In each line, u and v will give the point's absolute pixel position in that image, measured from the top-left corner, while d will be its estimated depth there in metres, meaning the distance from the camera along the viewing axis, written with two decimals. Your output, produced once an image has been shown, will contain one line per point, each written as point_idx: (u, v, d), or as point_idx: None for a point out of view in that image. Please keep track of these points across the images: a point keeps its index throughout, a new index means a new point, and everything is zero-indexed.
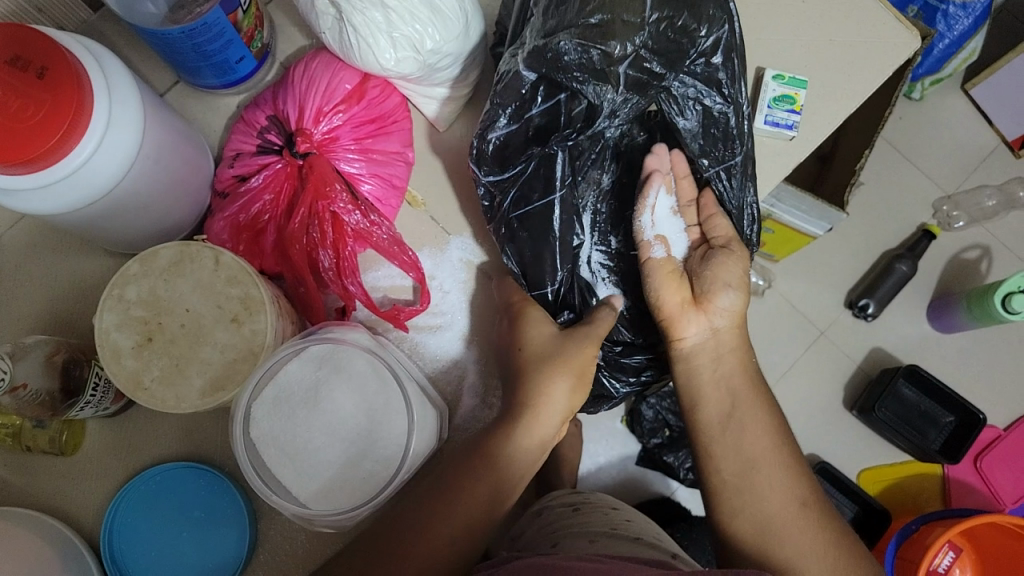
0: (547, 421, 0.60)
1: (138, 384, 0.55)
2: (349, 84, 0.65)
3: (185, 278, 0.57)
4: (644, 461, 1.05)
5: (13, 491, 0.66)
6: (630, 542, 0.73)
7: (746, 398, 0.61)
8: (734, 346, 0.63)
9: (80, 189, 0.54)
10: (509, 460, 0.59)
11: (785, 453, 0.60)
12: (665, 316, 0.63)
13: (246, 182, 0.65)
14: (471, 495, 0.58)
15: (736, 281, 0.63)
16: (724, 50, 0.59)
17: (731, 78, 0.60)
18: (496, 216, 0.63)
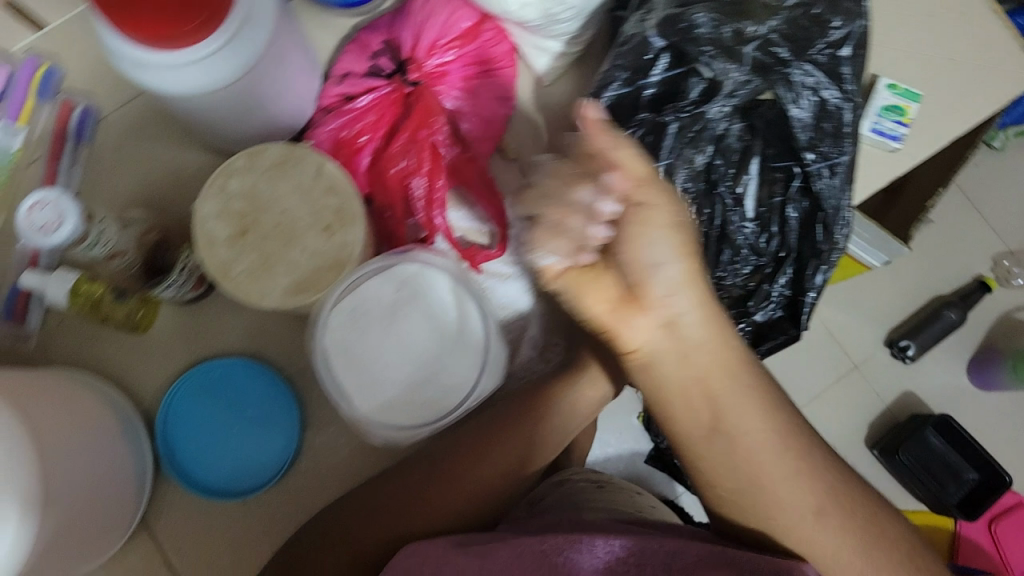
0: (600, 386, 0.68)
1: (226, 273, 0.57)
2: (467, 23, 0.66)
3: (286, 180, 0.58)
4: (653, 460, 1.08)
5: (81, 358, 0.69)
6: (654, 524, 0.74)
7: (727, 399, 0.56)
8: (701, 339, 0.55)
9: (205, 79, 0.55)
10: (559, 419, 0.66)
11: (810, 457, 0.58)
12: (604, 329, 0.55)
13: (351, 101, 0.66)
14: (528, 436, 0.64)
15: (673, 252, 0.52)
16: (855, 44, 0.61)
17: (852, 75, 0.62)
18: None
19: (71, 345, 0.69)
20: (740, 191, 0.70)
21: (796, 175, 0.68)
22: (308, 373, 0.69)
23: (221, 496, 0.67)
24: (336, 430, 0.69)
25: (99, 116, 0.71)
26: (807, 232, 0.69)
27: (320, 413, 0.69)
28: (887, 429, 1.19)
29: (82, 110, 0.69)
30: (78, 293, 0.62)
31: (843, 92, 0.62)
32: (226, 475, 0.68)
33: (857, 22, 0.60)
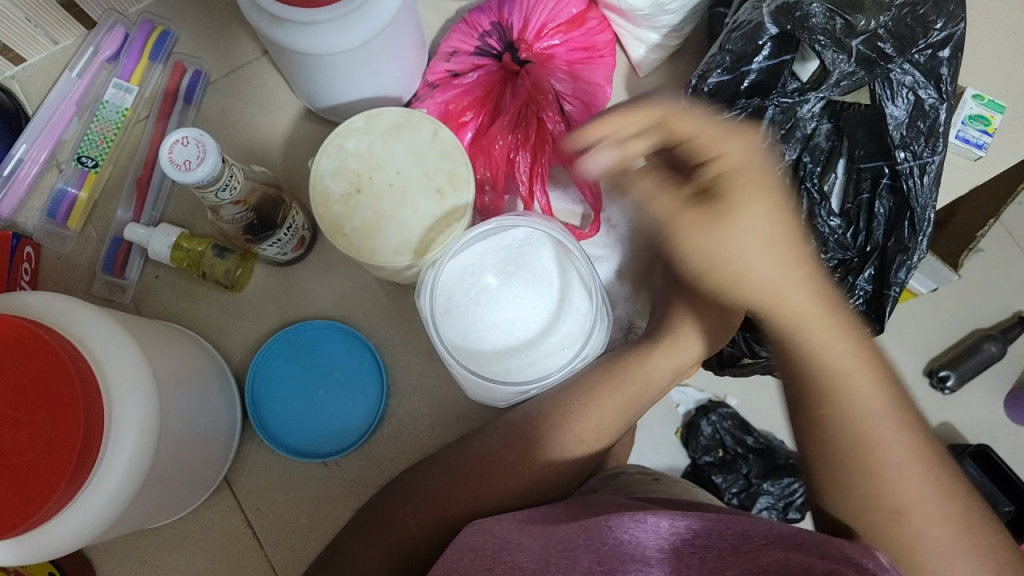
0: (686, 350, 0.62)
1: (340, 229, 0.59)
2: (575, 10, 0.69)
3: (401, 142, 0.60)
4: None
5: (174, 312, 0.70)
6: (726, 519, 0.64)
7: (744, 254, 0.50)
8: (816, 334, 0.50)
9: (332, 40, 0.57)
10: (647, 376, 0.60)
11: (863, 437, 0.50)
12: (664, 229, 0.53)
13: (459, 78, 0.69)
14: (627, 399, 0.59)
15: (757, 240, 0.50)
16: (953, 47, 0.62)
17: (949, 75, 0.62)
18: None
19: (164, 300, 0.70)
20: (827, 188, 0.69)
21: (884, 175, 0.67)
22: (394, 341, 0.70)
23: (304, 455, 0.67)
24: (419, 400, 0.69)
25: (207, 80, 0.73)
26: (889, 231, 0.67)
27: (404, 382, 0.70)
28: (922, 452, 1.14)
29: (192, 75, 0.72)
30: (180, 248, 0.66)
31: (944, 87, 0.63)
32: (310, 437, 0.68)
33: (958, 23, 0.61)
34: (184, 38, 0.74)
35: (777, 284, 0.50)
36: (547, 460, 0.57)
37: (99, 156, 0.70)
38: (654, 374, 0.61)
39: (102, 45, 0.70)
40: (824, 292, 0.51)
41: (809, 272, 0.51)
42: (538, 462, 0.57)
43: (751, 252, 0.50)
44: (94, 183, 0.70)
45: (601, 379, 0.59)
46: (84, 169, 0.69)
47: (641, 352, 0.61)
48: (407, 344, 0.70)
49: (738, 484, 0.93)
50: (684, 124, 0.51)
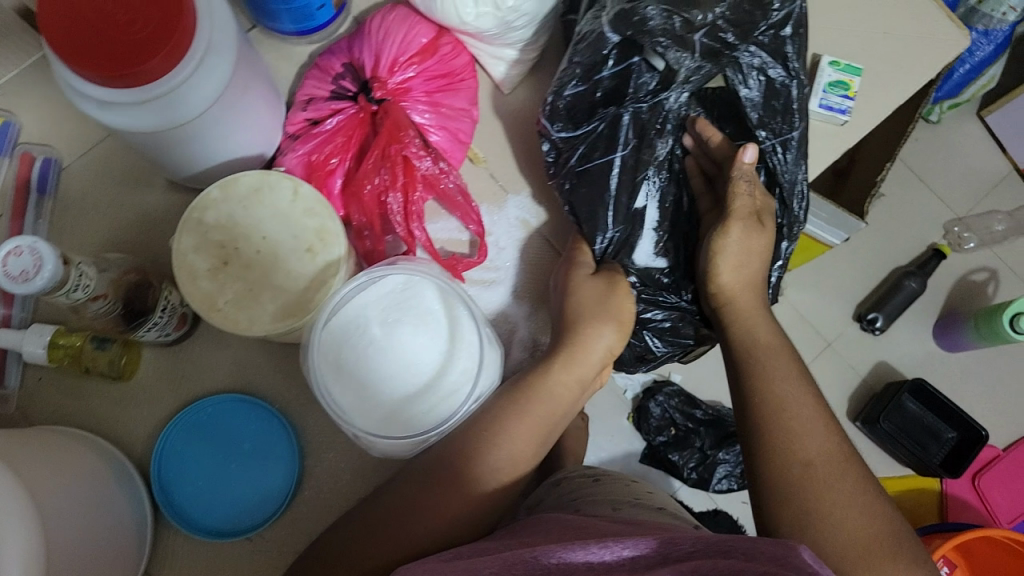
0: (588, 362, 0.62)
1: (213, 305, 0.57)
2: (425, 38, 0.67)
3: (263, 207, 0.58)
4: (649, 459, 1.09)
5: (62, 413, 0.66)
6: (656, 514, 0.74)
7: (750, 272, 0.65)
8: (741, 319, 0.64)
9: (172, 110, 0.55)
10: (553, 396, 0.60)
11: (778, 425, 0.58)
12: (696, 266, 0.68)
13: (318, 125, 0.66)
14: (531, 423, 0.59)
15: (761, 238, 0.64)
16: (794, 24, 0.63)
17: (794, 52, 0.63)
18: (563, 171, 0.67)
19: (53, 405, 0.66)
20: None
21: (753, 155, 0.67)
22: (299, 402, 0.68)
23: (225, 535, 0.65)
24: (334, 456, 0.68)
25: (60, 166, 0.70)
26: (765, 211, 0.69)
27: (318, 440, 0.68)
28: (867, 400, 1.25)
29: (42, 162, 0.68)
30: (56, 346, 0.61)
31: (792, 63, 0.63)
32: (225, 518, 0.65)
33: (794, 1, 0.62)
34: (28, 127, 0.70)
35: (741, 281, 0.64)
36: (466, 496, 0.57)
37: None
38: (557, 396, 0.61)
39: None
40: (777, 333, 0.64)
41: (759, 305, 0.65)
42: (456, 499, 0.57)
43: (742, 259, 0.64)
44: None
45: (504, 408, 0.59)
46: None
47: (544, 371, 0.61)
48: (313, 402, 0.68)
49: (693, 459, 1.07)
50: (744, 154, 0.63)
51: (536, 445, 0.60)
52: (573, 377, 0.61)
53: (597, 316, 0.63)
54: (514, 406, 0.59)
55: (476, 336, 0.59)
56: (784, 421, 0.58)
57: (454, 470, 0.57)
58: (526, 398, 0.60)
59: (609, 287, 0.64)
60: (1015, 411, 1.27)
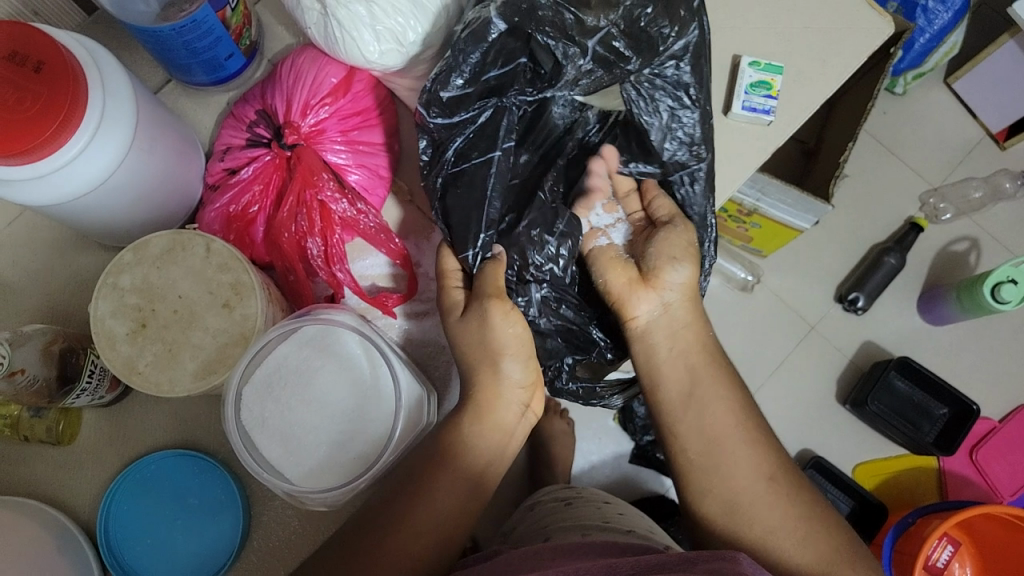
0: (496, 411, 0.62)
1: (133, 368, 0.57)
2: (335, 78, 0.66)
3: (177, 266, 0.58)
4: (637, 458, 1.09)
5: (9, 482, 0.67)
6: (623, 535, 0.73)
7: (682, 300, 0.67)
8: (687, 322, 0.67)
9: (74, 181, 0.56)
10: (468, 449, 0.60)
11: (746, 436, 0.63)
12: (616, 300, 0.67)
13: (235, 174, 0.67)
14: (460, 476, 0.60)
15: (682, 253, 0.66)
16: (692, 55, 0.61)
17: (689, 78, 0.62)
18: (436, 166, 0.64)
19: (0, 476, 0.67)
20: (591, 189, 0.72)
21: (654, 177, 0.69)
22: None
23: None
24: (282, 502, 0.67)
25: None
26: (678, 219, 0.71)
27: (264, 488, 0.68)
28: (853, 382, 1.24)
29: None
30: None
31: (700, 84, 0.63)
32: (178, 571, 0.66)
33: (688, 33, 0.60)
34: None
35: (673, 304, 0.66)
36: (421, 520, 0.58)
37: None
38: (472, 450, 0.60)
39: None
40: (709, 346, 0.67)
41: (696, 332, 0.67)
42: (403, 533, 0.57)
43: (676, 276, 0.66)
44: None
45: (422, 473, 0.59)
46: None
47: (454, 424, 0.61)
48: None
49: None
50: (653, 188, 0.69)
51: (462, 501, 0.60)
52: (489, 412, 0.62)
53: (491, 348, 0.62)
54: (431, 463, 0.59)
55: (394, 386, 0.59)
56: (728, 447, 0.62)
57: (386, 523, 0.57)
58: (439, 457, 0.60)
59: (484, 323, 0.61)
60: (1005, 380, 1.26)
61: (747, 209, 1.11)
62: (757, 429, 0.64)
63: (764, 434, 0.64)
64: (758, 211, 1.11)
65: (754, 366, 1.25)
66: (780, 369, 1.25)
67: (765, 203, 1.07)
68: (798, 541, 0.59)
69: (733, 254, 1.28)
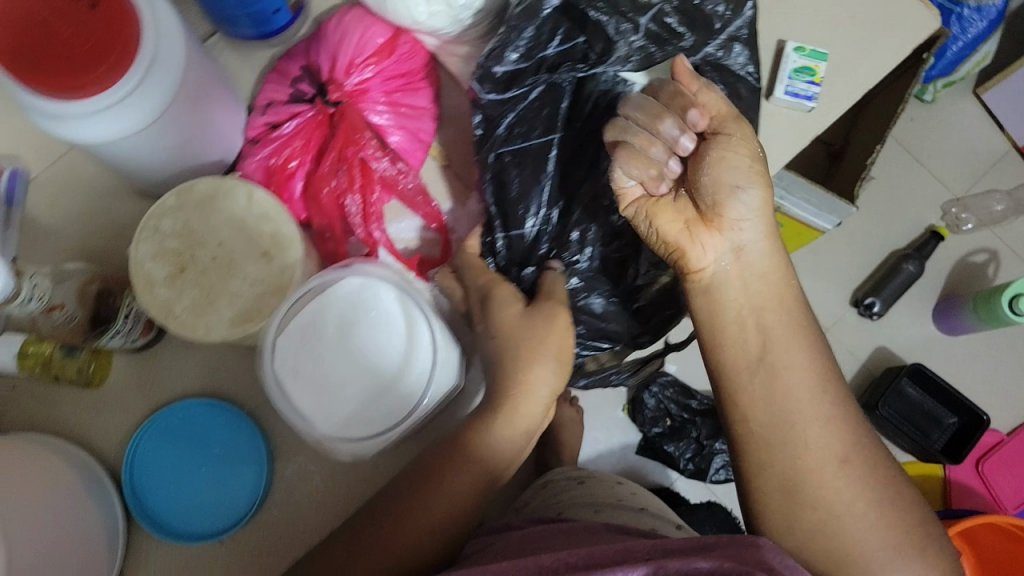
0: (529, 414, 0.60)
1: (170, 312, 0.57)
2: (382, 38, 0.67)
3: (219, 213, 0.59)
4: (644, 450, 1.10)
5: (36, 420, 0.67)
6: (637, 514, 0.74)
7: (746, 237, 0.59)
8: (766, 268, 0.60)
9: (126, 122, 0.55)
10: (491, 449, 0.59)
11: (822, 407, 0.59)
12: (675, 249, 0.59)
13: (277, 129, 0.67)
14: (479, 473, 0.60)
15: (744, 170, 0.57)
16: (750, 36, 0.62)
17: (748, 61, 0.63)
18: (491, 141, 0.63)
19: (28, 414, 0.67)
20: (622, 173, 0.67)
21: None
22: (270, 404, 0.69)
23: (196, 538, 0.66)
24: (304, 458, 0.68)
25: (28, 177, 0.70)
26: None
27: (287, 443, 0.68)
28: (865, 386, 1.24)
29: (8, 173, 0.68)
30: (26, 354, 0.63)
31: (751, 82, 0.63)
32: (199, 521, 0.67)
33: (744, 12, 0.61)
34: None
35: (738, 245, 0.59)
36: (435, 509, 0.58)
37: None
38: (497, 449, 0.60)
39: None
40: (787, 297, 0.60)
41: (773, 274, 0.60)
42: (410, 521, 0.58)
43: (728, 194, 0.57)
44: None
45: (442, 463, 0.59)
46: None
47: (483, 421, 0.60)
48: None
49: (687, 450, 1.10)
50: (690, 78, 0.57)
51: (474, 494, 0.60)
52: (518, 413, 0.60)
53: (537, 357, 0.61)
54: (452, 457, 0.59)
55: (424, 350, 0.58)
56: (795, 436, 0.59)
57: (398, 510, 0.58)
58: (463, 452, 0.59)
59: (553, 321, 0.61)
60: (1017, 393, 1.26)
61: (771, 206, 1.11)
62: (830, 408, 0.59)
63: (837, 412, 0.60)
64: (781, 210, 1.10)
65: None
66: None
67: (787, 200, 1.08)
68: (869, 526, 0.58)
69: None
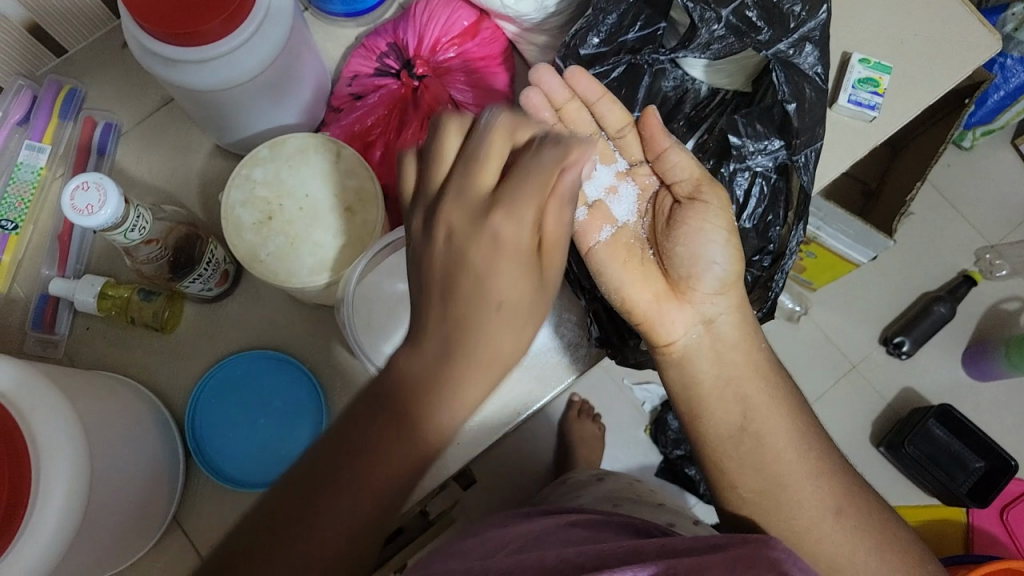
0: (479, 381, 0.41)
1: (255, 257, 0.60)
2: (467, 22, 0.71)
3: (308, 167, 0.62)
4: (664, 472, 1.17)
5: (106, 361, 0.70)
6: (655, 508, 0.72)
7: (724, 300, 0.61)
8: (734, 339, 0.61)
9: (231, 74, 0.59)
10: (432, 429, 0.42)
11: (809, 464, 0.58)
12: (644, 321, 0.61)
13: (362, 99, 0.71)
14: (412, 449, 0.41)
15: (716, 231, 0.59)
16: (820, 37, 0.64)
17: (816, 61, 0.64)
18: None
19: (98, 354, 0.70)
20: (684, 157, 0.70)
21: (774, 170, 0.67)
22: (330, 365, 0.71)
23: (242, 485, 0.67)
24: None
25: (120, 132, 0.74)
26: (766, 210, 0.68)
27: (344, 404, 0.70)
28: (891, 425, 1.24)
29: (103, 127, 0.73)
30: (106, 296, 0.67)
31: (817, 82, 0.65)
32: (247, 472, 0.68)
33: (819, 13, 0.62)
34: (92, 93, 0.75)
35: (699, 313, 0.61)
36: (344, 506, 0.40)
37: (18, 218, 0.69)
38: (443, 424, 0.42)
39: (10, 109, 0.71)
40: (761, 364, 0.60)
41: (746, 336, 0.61)
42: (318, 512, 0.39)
43: (694, 253, 0.60)
44: (16, 246, 0.69)
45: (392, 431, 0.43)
46: (5, 233, 0.69)
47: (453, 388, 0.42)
48: (342, 368, 0.71)
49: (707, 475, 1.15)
50: (664, 142, 0.61)
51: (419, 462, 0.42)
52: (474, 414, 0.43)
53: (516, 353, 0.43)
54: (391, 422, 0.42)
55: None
56: (792, 490, 0.57)
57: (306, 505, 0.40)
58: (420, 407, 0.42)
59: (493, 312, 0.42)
60: None
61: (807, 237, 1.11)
62: (824, 459, 0.59)
63: (834, 458, 0.59)
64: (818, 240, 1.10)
65: None
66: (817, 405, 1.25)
67: (826, 232, 1.08)
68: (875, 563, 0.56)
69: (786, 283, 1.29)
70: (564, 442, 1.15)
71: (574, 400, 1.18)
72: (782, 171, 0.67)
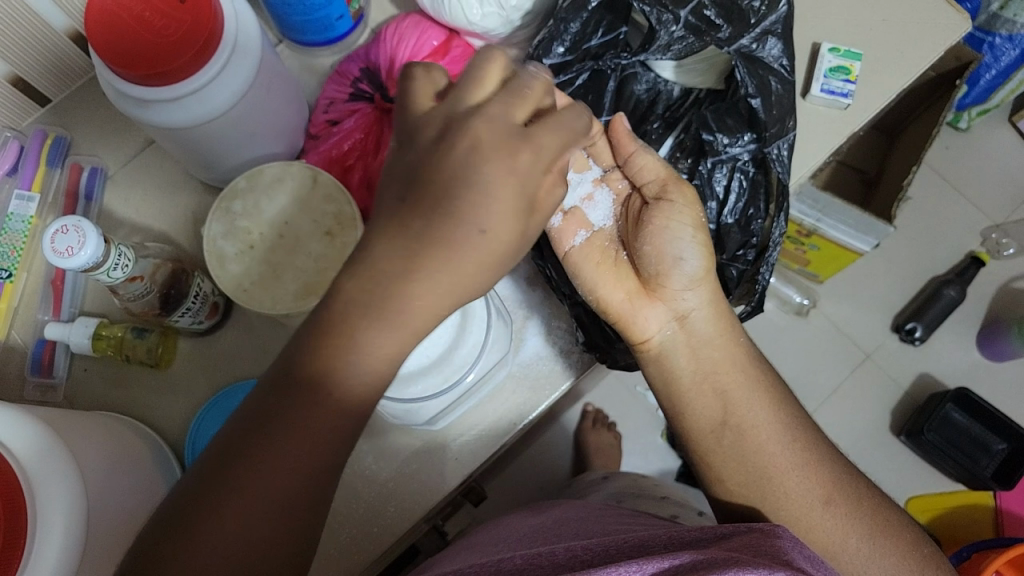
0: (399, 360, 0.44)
1: (239, 286, 0.61)
2: (436, 41, 0.71)
3: (286, 195, 0.62)
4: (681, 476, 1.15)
5: (105, 400, 0.71)
6: (658, 501, 0.72)
7: (697, 296, 0.61)
8: (710, 336, 0.61)
9: (202, 108, 0.60)
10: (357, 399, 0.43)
11: (797, 453, 0.58)
12: (618, 319, 0.62)
13: (338, 124, 0.72)
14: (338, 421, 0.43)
15: (683, 229, 0.60)
16: (783, 29, 0.63)
17: (781, 53, 0.64)
18: None
19: (97, 394, 0.71)
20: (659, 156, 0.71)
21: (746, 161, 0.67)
22: None
23: None
24: None
25: (107, 175, 0.76)
26: (748, 202, 0.68)
27: None
28: (908, 413, 1.22)
29: (90, 172, 0.74)
30: (101, 336, 0.68)
31: (784, 74, 0.65)
32: None
33: (779, 7, 0.62)
34: (77, 140, 0.76)
35: (673, 309, 0.61)
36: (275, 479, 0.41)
37: (11, 266, 0.70)
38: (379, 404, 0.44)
39: None
40: (740, 357, 0.61)
41: (723, 330, 0.61)
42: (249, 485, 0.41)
43: (662, 251, 0.60)
44: (12, 294, 0.70)
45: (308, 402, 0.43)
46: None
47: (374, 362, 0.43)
48: None
49: None
50: (632, 146, 0.61)
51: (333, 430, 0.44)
52: None
53: None
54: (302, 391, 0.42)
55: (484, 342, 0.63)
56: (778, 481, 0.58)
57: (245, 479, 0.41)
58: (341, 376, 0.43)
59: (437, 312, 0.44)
60: None
61: (807, 229, 1.10)
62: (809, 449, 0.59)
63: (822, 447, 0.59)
64: (817, 232, 1.09)
65: (808, 388, 1.24)
66: (831, 398, 1.23)
67: (825, 223, 1.07)
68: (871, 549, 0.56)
69: (789, 278, 1.29)
70: (580, 453, 1.14)
71: (587, 410, 1.18)
72: (760, 164, 0.67)
